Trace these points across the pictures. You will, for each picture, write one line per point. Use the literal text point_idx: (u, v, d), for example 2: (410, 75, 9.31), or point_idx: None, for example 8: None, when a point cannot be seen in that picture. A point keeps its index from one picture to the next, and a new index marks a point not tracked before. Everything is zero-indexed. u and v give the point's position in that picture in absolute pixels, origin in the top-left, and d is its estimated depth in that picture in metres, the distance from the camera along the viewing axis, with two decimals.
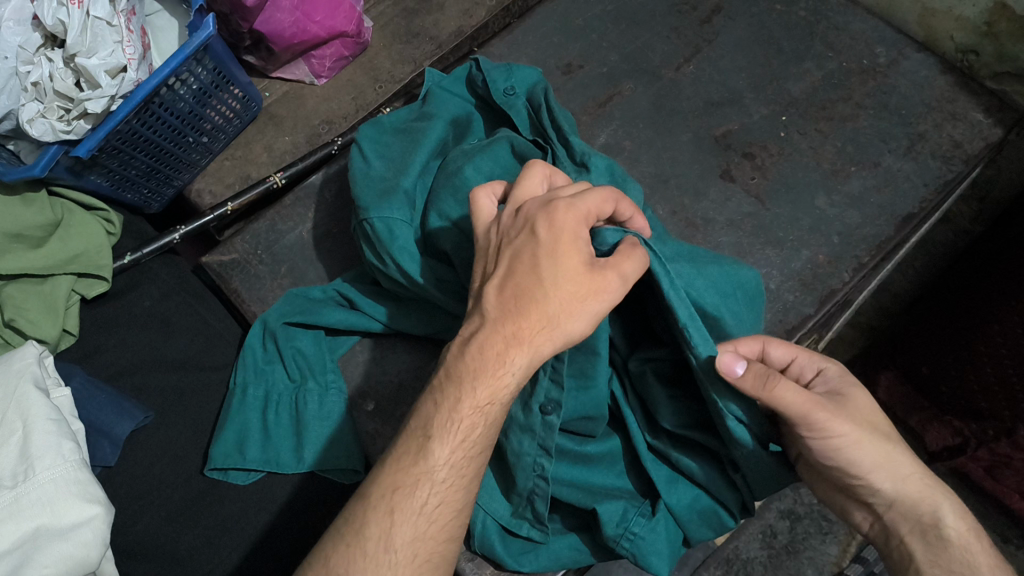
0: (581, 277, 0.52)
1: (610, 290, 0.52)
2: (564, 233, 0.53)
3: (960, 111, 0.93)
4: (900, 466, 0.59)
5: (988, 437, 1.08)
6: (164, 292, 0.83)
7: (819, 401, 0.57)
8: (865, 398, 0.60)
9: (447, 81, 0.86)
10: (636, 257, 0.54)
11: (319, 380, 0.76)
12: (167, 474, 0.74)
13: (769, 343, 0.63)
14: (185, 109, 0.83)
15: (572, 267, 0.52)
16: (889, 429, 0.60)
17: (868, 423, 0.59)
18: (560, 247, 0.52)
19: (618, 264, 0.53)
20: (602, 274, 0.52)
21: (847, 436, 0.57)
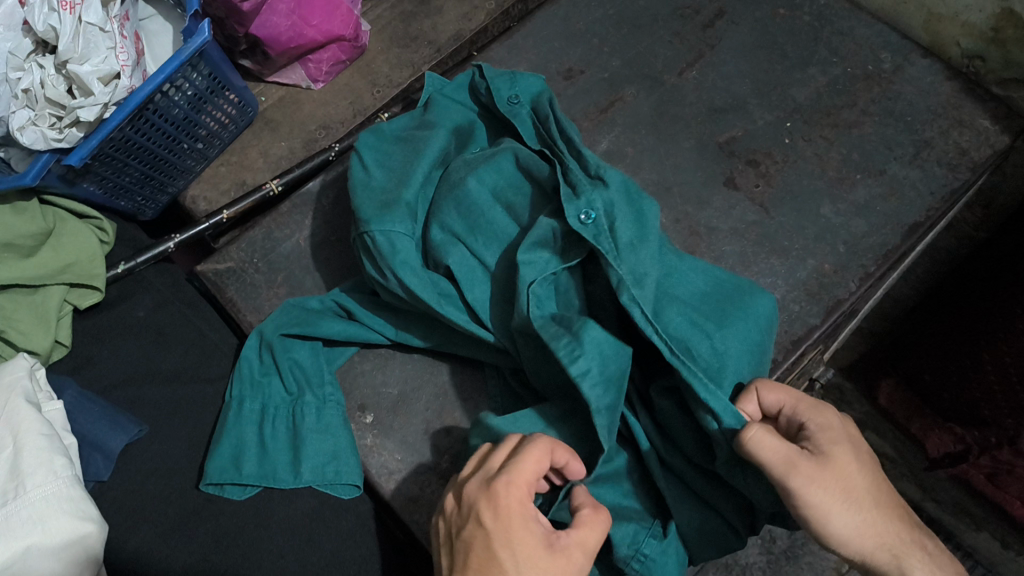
0: (549, 559, 0.54)
1: (571, 567, 0.55)
2: (524, 518, 0.55)
3: (967, 118, 0.92)
4: (874, 533, 0.59)
5: (991, 443, 1.06)
6: (159, 302, 0.82)
7: (795, 464, 0.57)
8: (851, 459, 0.59)
9: (449, 88, 0.85)
10: (597, 528, 0.56)
11: (317, 392, 0.76)
12: (161, 488, 0.72)
13: (761, 390, 0.63)
14: (180, 116, 0.82)
15: (528, 547, 0.54)
16: (871, 496, 0.59)
17: (845, 490, 0.58)
18: (524, 534, 0.54)
19: (577, 536, 0.56)
20: (564, 548, 0.55)
21: (818, 504, 0.57)
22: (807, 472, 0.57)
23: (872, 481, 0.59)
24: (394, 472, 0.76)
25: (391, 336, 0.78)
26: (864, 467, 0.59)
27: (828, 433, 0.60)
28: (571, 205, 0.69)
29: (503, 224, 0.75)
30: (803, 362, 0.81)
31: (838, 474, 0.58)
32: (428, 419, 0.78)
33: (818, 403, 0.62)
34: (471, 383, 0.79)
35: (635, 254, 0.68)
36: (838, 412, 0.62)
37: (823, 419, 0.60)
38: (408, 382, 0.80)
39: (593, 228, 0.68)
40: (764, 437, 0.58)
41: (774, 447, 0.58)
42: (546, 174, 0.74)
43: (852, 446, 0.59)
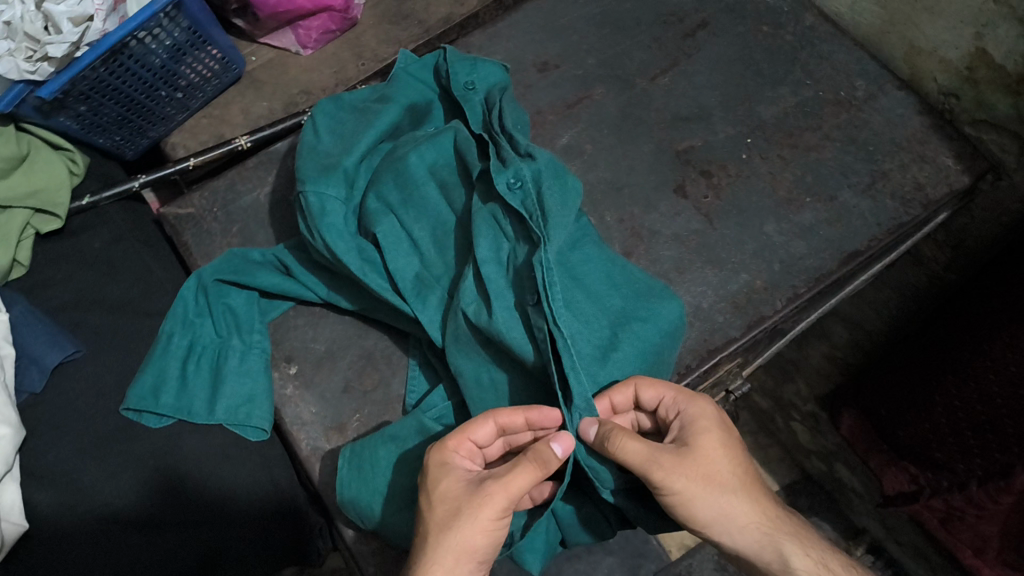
0: (464, 498, 0.59)
1: (489, 500, 0.59)
2: (447, 465, 0.62)
3: (930, 154, 0.92)
4: (736, 515, 0.63)
5: (942, 487, 1.07)
6: (115, 237, 0.87)
7: (657, 459, 0.61)
8: (714, 446, 0.63)
9: (414, 66, 0.87)
10: (525, 470, 0.60)
11: (244, 339, 0.80)
12: (87, 408, 0.78)
13: (638, 387, 0.66)
14: (157, 64, 0.87)
15: (451, 483, 0.61)
16: (738, 480, 0.63)
17: (705, 477, 0.62)
18: (441, 476, 0.61)
19: (499, 475, 0.60)
20: (481, 486, 0.60)
21: (681, 492, 0.62)
22: (671, 465, 0.61)
23: (740, 465, 0.64)
24: (306, 424, 0.80)
25: (322, 296, 0.82)
26: (732, 453, 0.64)
27: (697, 423, 0.64)
28: (500, 173, 0.73)
29: (434, 201, 0.78)
30: (718, 372, 0.83)
31: (703, 462, 0.62)
32: (348, 378, 0.82)
33: (693, 393, 0.66)
34: (393, 350, 0.83)
35: (559, 221, 0.71)
36: (712, 401, 0.66)
37: (693, 410, 0.65)
38: (336, 342, 0.84)
39: (521, 195, 0.72)
40: (625, 440, 0.62)
41: (635, 448, 0.61)
42: (474, 165, 0.76)
43: (721, 434, 0.64)
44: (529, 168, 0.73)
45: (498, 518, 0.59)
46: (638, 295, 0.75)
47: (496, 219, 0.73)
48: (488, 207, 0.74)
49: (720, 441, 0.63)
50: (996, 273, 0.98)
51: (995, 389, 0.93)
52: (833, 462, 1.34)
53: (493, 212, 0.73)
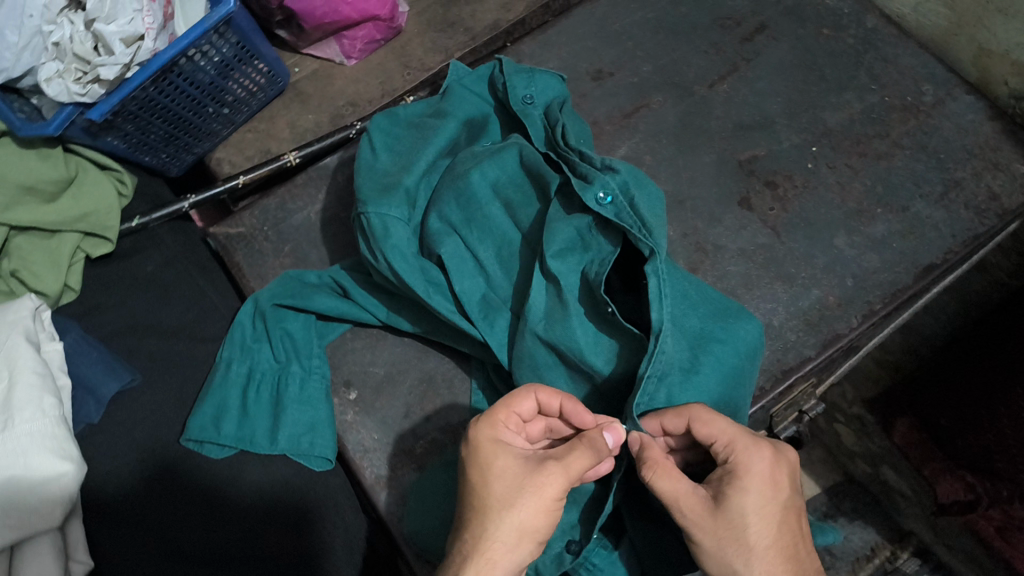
0: (522, 476, 0.58)
1: (549, 481, 0.57)
2: (499, 442, 0.60)
3: (1003, 162, 0.88)
4: None
5: (1002, 496, 1.01)
6: (167, 259, 0.85)
7: (679, 501, 0.58)
8: (746, 510, 0.57)
9: (469, 78, 0.85)
10: (584, 452, 0.59)
11: (304, 364, 0.78)
12: (144, 438, 0.75)
13: (693, 419, 0.61)
14: (205, 81, 0.84)
15: (506, 464, 0.59)
16: (764, 551, 0.58)
17: (724, 538, 0.57)
18: (495, 453, 0.59)
19: (558, 457, 0.58)
20: (543, 465, 0.58)
21: (696, 539, 0.58)
22: (693, 514, 0.58)
23: (773, 536, 0.58)
24: (369, 451, 0.77)
25: (382, 318, 0.80)
26: (767, 521, 0.58)
27: (739, 480, 0.58)
28: (586, 189, 0.69)
29: (500, 220, 0.75)
30: (792, 393, 0.80)
31: (727, 524, 0.57)
32: (410, 403, 0.79)
33: (750, 443, 0.59)
34: (456, 373, 0.80)
35: (658, 233, 0.67)
36: (770, 457, 0.59)
37: (740, 464, 0.59)
38: (395, 365, 0.81)
39: (612, 208, 0.68)
40: (653, 478, 0.58)
41: (661, 488, 0.58)
42: (553, 180, 0.73)
43: (760, 499, 0.58)
44: (614, 181, 0.70)
45: (558, 497, 0.58)
46: (716, 313, 0.71)
47: (582, 234, 0.70)
48: (574, 221, 0.70)
49: (752, 509, 0.57)
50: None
51: None
52: (878, 466, 1.21)
53: (578, 226, 0.70)
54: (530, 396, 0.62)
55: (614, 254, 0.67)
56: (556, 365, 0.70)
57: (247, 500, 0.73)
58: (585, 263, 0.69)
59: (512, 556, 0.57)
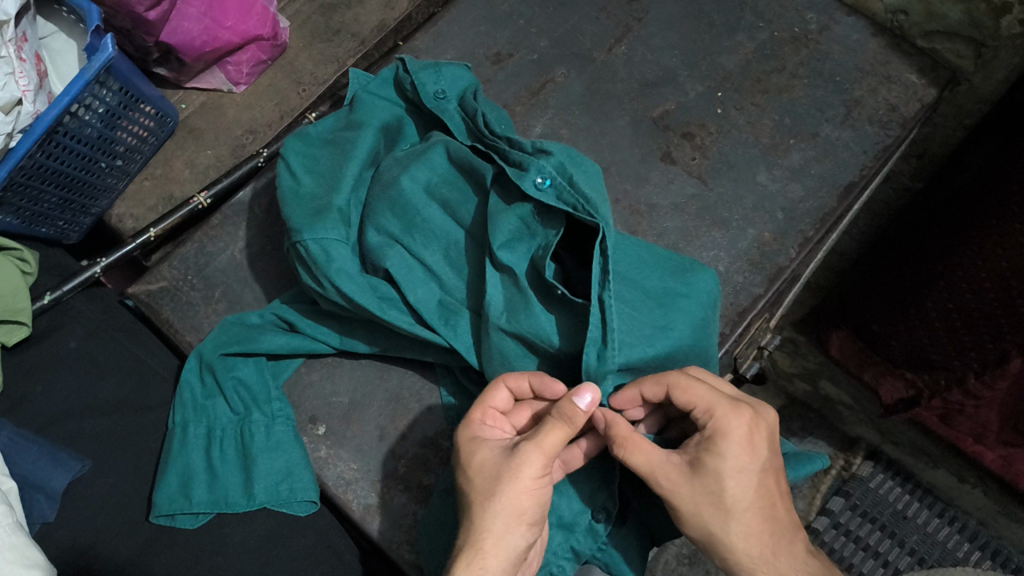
0: (499, 463, 0.58)
1: (528, 460, 0.57)
2: (478, 438, 0.61)
3: (894, 74, 0.92)
4: (726, 547, 0.58)
5: (941, 386, 1.07)
6: (91, 331, 0.79)
7: (657, 472, 0.59)
8: (722, 476, 0.57)
9: (373, 84, 0.82)
10: (557, 426, 0.58)
11: (264, 409, 0.74)
12: (109, 524, 0.70)
13: (670, 389, 0.60)
14: (94, 135, 0.80)
15: (483, 456, 0.59)
16: (740, 514, 0.57)
17: (697, 504, 0.58)
18: (474, 449, 0.60)
19: (532, 436, 0.58)
20: (517, 447, 0.58)
21: (671, 505, 0.59)
22: (670, 480, 0.58)
23: (752, 498, 0.58)
24: (351, 483, 0.74)
25: (336, 345, 0.77)
26: (744, 484, 0.57)
27: (716, 445, 0.58)
28: (524, 178, 0.69)
29: (440, 221, 0.73)
30: (749, 332, 0.82)
31: (702, 491, 0.58)
32: (382, 425, 0.77)
33: (728, 406, 0.58)
34: (422, 385, 0.78)
35: (601, 208, 0.67)
36: (746, 421, 0.58)
37: (718, 428, 0.58)
38: (358, 390, 0.78)
39: (551, 192, 0.68)
40: (626, 454, 0.59)
41: (635, 463, 0.59)
42: (487, 171, 0.72)
43: (737, 464, 0.57)
44: (550, 163, 0.70)
45: (537, 476, 0.57)
46: (672, 272, 0.71)
47: (526, 221, 0.69)
48: (515, 210, 0.70)
49: (729, 472, 0.57)
50: (980, 192, 0.91)
51: (988, 286, 0.92)
52: (817, 381, 1.27)
53: (522, 214, 0.69)
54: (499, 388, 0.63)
55: (556, 240, 0.67)
56: (526, 355, 0.69)
57: (237, 566, 0.69)
58: (535, 251, 0.69)
59: (502, 545, 0.56)
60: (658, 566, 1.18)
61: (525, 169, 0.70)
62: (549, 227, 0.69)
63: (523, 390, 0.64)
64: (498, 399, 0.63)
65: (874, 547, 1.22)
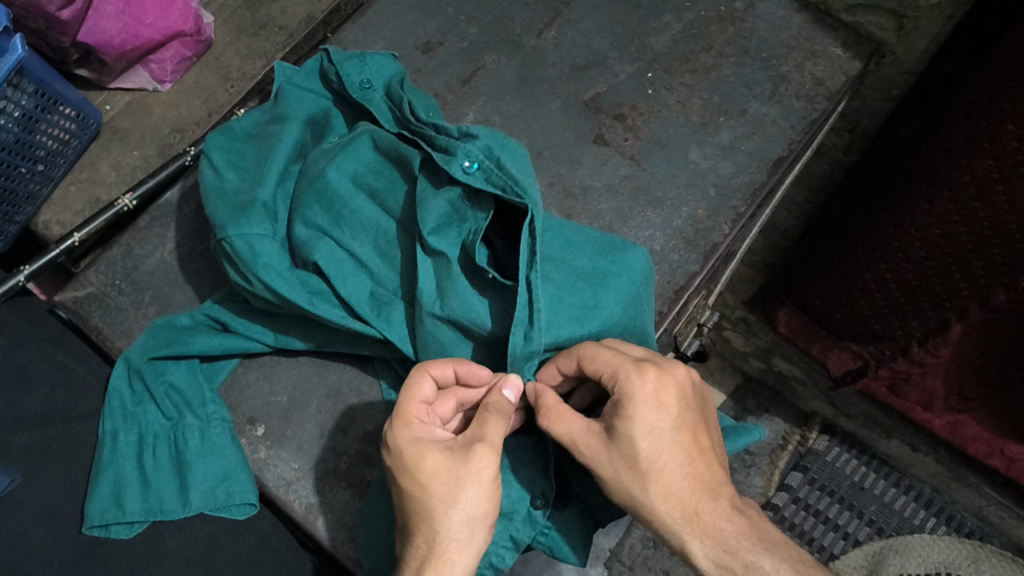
0: (456, 469, 0.57)
1: (487, 463, 0.57)
2: (421, 441, 0.58)
3: (819, 48, 0.93)
4: (649, 508, 0.60)
5: (886, 356, 1.08)
6: (16, 342, 0.77)
7: (575, 441, 0.60)
8: (633, 437, 0.58)
9: (298, 76, 0.81)
10: (499, 422, 0.59)
11: (198, 413, 0.72)
12: (42, 539, 0.68)
13: (579, 358, 0.61)
14: (11, 140, 0.78)
15: (434, 462, 0.57)
16: (653, 473, 0.59)
17: (614, 468, 0.59)
18: (421, 454, 0.57)
19: (483, 436, 0.58)
20: (473, 450, 0.57)
21: (596, 473, 0.61)
22: (586, 447, 0.60)
23: (666, 455, 0.59)
24: (292, 483, 0.73)
25: (271, 343, 0.75)
26: (653, 444, 0.59)
27: (624, 407, 0.59)
28: (452, 163, 0.68)
29: (368, 212, 0.72)
30: (687, 309, 0.83)
31: (616, 454, 0.59)
32: (322, 422, 0.76)
33: (631, 369, 0.59)
34: (362, 379, 0.77)
35: (529, 185, 0.67)
36: (649, 381, 0.58)
37: (623, 392, 0.58)
38: (297, 388, 0.77)
39: (480, 175, 0.68)
40: (548, 425, 0.61)
41: (558, 434, 0.61)
42: (415, 158, 0.71)
43: (646, 423, 0.58)
44: (476, 146, 0.69)
45: (494, 476, 0.58)
46: (601, 251, 0.72)
47: (455, 206, 0.69)
48: (444, 194, 0.69)
49: (638, 433, 0.58)
50: (905, 163, 0.91)
51: (924, 255, 0.91)
52: (770, 358, 1.29)
53: (451, 199, 0.69)
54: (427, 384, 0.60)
55: (485, 223, 0.67)
56: (461, 341, 0.68)
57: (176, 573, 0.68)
58: (466, 236, 0.68)
59: (470, 547, 0.57)
60: (622, 550, 1.19)
61: (453, 154, 0.69)
62: (480, 211, 0.68)
63: (445, 377, 0.62)
64: (426, 391, 0.60)
65: (831, 517, 1.26)
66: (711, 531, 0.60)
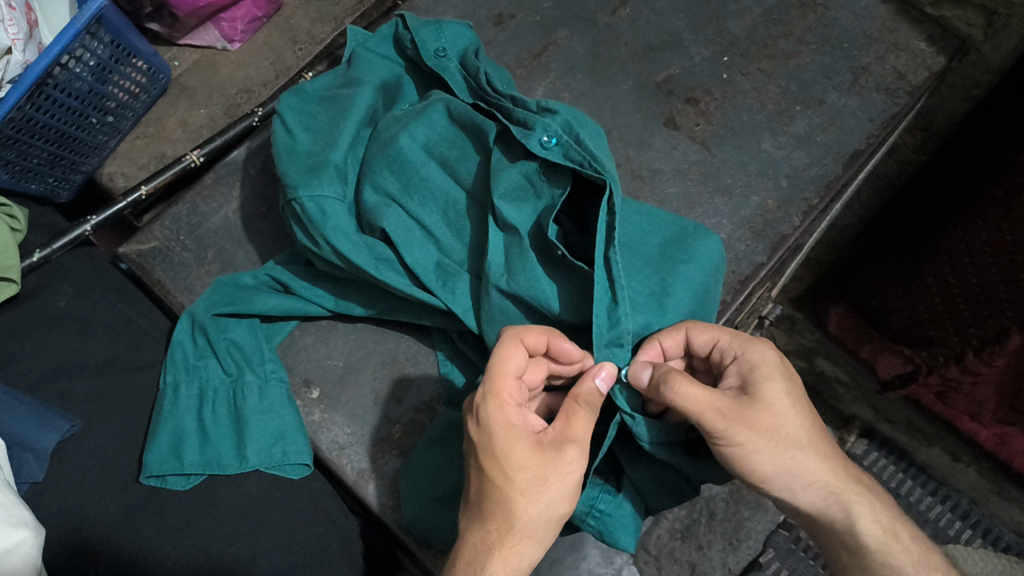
0: (545, 465, 0.55)
1: (575, 464, 0.56)
2: (514, 427, 0.56)
3: (903, 41, 0.90)
4: (803, 471, 0.60)
5: (939, 362, 1.05)
6: (80, 290, 0.78)
7: (725, 407, 0.58)
8: (782, 395, 0.59)
9: (372, 41, 0.81)
10: (591, 419, 0.58)
11: (257, 371, 0.73)
12: (102, 485, 0.69)
13: (691, 329, 0.62)
14: (84, 89, 0.79)
15: (524, 453, 0.55)
16: (804, 437, 0.60)
17: (770, 430, 0.59)
18: (513, 441, 0.56)
19: (577, 436, 0.57)
20: (564, 449, 0.56)
21: (750, 444, 0.58)
22: (728, 409, 0.58)
23: (808, 417, 0.60)
24: (345, 447, 0.73)
25: (332, 308, 0.75)
26: (801, 402, 0.60)
27: (764, 370, 0.60)
28: (530, 139, 0.67)
29: (439, 180, 0.72)
30: (751, 300, 0.81)
31: (769, 412, 0.59)
32: (377, 389, 0.75)
33: (750, 335, 0.62)
34: (419, 349, 0.76)
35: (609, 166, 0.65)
36: (773, 345, 0.62)
37: (753, 356, 0.60)
38: (354, 353, 0.77)
39: (558, 152, 0.67)
40: (687, 387, 0.57)
41: (703, 400, 0.57)
42: (490, 129, 0.70)
43: (786, 382, 0.60)
44: (556, 122, 0.68)
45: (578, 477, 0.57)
46: (672, 238, 0.71)
47: (531, 180, 0.68)
48: (518, 166, 0.68)
49: (785, 391, 0.59)
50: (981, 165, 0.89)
51: (991, 261, 0.89)
52: (814, 358, 1.27)
53: (525, 172, 0.68)
54: (521, 361, 0.57)
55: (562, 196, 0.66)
56: (528, 316, 0.68)
57: (227, 529, 0.68)
58: (541, 211, 0.67)
59: (538, 542, 0.57)
60: (649, 540, 1.17)
61: (531, 128, 0.68)
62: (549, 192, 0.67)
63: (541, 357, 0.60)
64: (519, 366, 0.57)
65: None
66: (861, 488, 0.63)
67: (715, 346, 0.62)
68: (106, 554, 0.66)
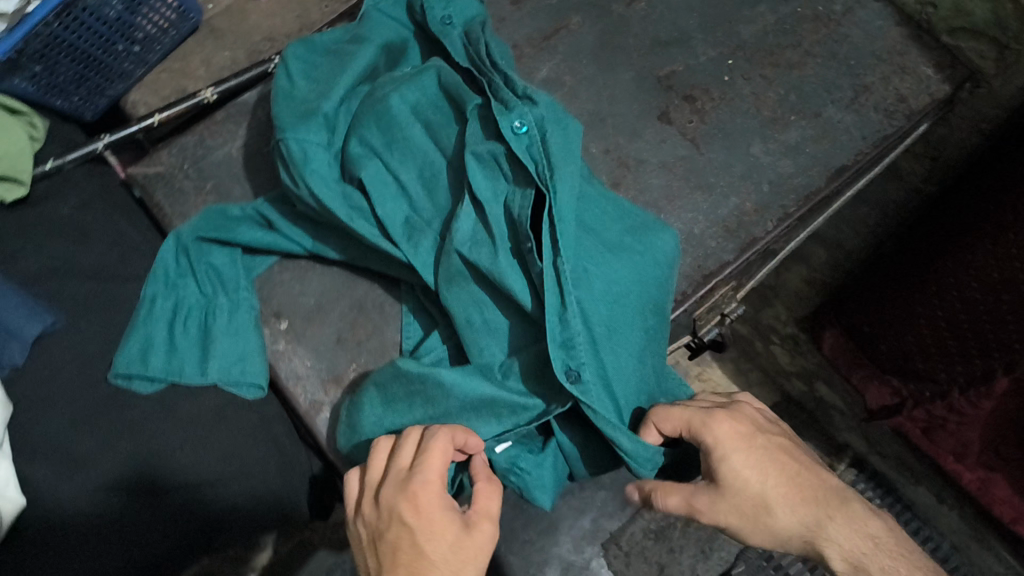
0: (461, 551, 0.57)
1: (486, 547, 0.58)
2: (433, 517, 0.57)
3: (910, 65, 0.90)
4: (779, 531, 0.62)
5: (925, 397, 1.04)
6: (84, 202, 0.84)
7: (692, 499, 0.63)
8: (738, 468, 0.62)
9: (384, 3, 0.85)
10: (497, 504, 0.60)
11: (230, 296, 0.78)
12: (73, 380, 0.74)
13: (655, 419, 0.65)
14: (112, 16, 0.85)
15: (442, 545, 0.56)
16: (768, 499, 0.62)
17: (739, 509, 0.62)
18: (431, 532, 0.57)
19: (491, 517, 0.59)
20: (473, 532, 0.58)
21: (730, 526, 0.63)
22: (704, 505, 0.62)
23: (770, 479, 0.62)
24: (302, 378, 0.77)
25: (309, 248, 0.79)
26: (756, 470, 0.62)
27: (717, 452, 0.63)
28: (502, 118, 0.71)
29: (421, 140, 0.76)
30: (713, 295, 0.82)
31: (731, 496, 0.62)
32: (340, 330, 0.79)
33: (704, 415, 0.64)
34: (385, 298, 0.80)
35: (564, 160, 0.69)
36: (725, 417, 0.64)
37: (705, 440, 0.63)
38: (325, 295, 0.81)
39: (526, 140, 0.70)
40: (661, 496, 0.64)
41: (673, 503, 0.63)
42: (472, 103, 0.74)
43: (740, 454, 0.62)
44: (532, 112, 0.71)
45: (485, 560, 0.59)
46: (635, 227, 0.73)
47: (498, 161, 0.71)
48: (490, 146, 0.72)
49: (738, 465, 0.62)
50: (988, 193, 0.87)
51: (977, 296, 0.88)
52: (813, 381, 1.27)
53: (494, 152, 0.71)
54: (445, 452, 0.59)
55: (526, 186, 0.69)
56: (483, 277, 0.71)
57: (179, 437, 0.73)
58: (507, 194, 0.71)
59: None
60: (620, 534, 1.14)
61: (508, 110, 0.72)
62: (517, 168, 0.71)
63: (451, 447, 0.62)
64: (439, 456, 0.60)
65: None
66: (843, 526, 0.62)
67: (682, 429, 0.65)
68: (67, 443, 0.71)
